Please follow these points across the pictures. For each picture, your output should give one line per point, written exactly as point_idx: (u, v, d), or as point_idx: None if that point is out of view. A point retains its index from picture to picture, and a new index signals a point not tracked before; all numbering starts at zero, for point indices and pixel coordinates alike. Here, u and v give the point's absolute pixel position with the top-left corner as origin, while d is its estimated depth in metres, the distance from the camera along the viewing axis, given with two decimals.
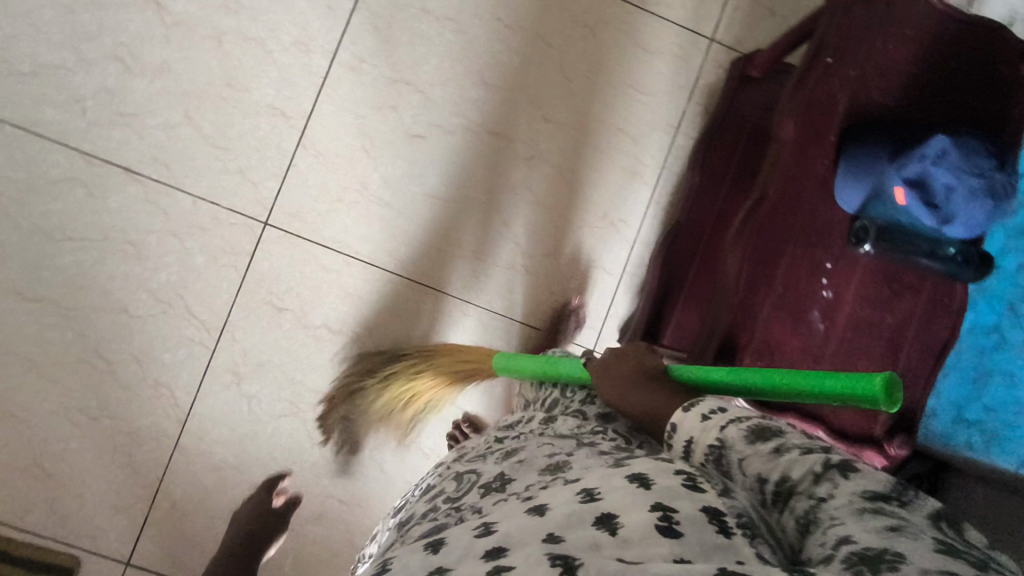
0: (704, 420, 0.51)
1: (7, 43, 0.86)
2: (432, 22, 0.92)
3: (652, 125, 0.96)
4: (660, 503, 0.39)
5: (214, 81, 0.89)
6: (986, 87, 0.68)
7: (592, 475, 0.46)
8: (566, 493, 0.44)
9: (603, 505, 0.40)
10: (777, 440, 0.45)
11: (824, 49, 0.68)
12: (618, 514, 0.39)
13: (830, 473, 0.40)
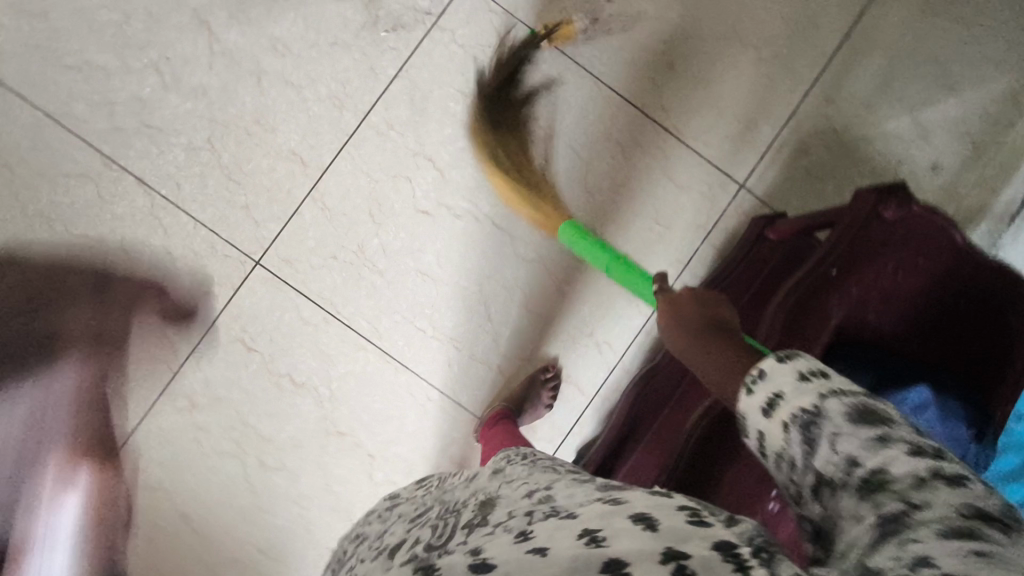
0: (801, 378, 0.41)
1: (59, 36, 0.88)
2: (469, 105, 0.93)
3: (662, 254, 0.95)
4: (673, 547, 0.35)
5: (245, 115, 0.90)
6: (988, 329, 0.70)
7: (584, 509, 0.41)
8: (562, 535, 0.39)
9: (609, 553, 0.36)
10: (884, 427, 0.36)
11: (833, 260, 0.70)
12: (627, 562, 0.35)
13: (937, 480, 0.32)
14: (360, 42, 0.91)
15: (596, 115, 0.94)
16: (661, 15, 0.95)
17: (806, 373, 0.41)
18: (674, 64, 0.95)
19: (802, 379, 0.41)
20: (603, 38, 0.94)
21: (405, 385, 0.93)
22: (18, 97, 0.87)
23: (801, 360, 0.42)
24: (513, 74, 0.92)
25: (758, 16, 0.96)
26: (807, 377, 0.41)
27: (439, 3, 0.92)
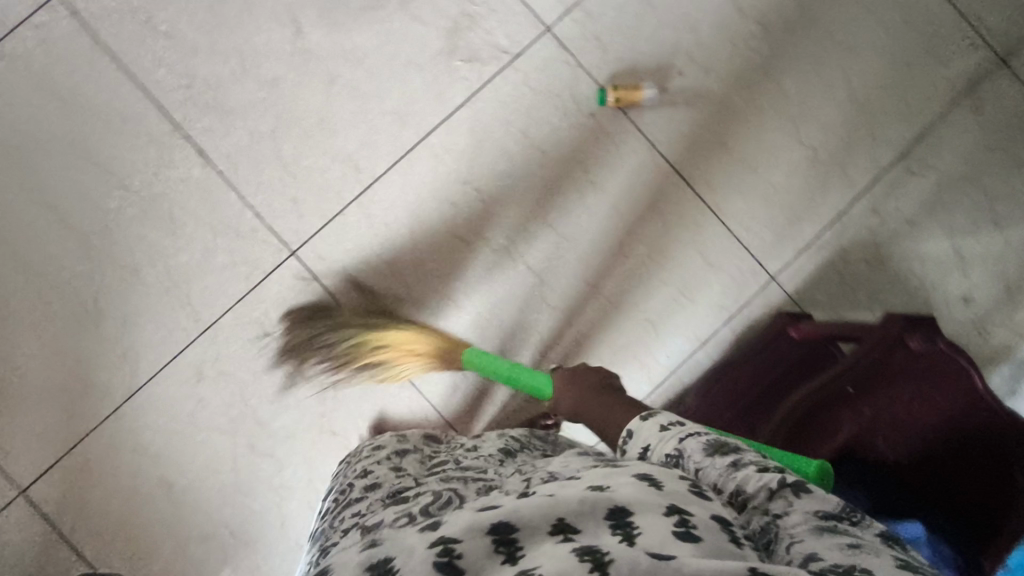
0: (663, 429, 0.55)
1: (157, 4, 0.92)
2: (526, 146, 0.95)
3: (681, 328, 0.96)
4: (673, 505, 0.41)
5: (311, 112, 0.93)
6: (993, 460, 0.72)
7: (589, 474, 0.48)
8: (571, 488, 0.44)
9: (615, 497, 0.42)
10: (733, 454, 0.49)
11: (850, 379, 0.79)
12: (632, 511, 0.41)
13: (784, 487, 0.45)
14: (435, 66, 0.95)
15: (645, 180, 0.96)
16: (729, 98, 0.96)
17: (667, 426, 0.55)
18: (731, 147, 0.96)
19: (666, 429, 0.55)
20: (667, 108, 0.96)
21: (401, 398, 0.95)
22: (107, 53, 0.92)
23: (659, 418, 0.57)
24: (573, 127, 0.96)
25: (824, 116, 0.97)
26: (667, 429, 0.55)
27: (518, 44, 0.95)
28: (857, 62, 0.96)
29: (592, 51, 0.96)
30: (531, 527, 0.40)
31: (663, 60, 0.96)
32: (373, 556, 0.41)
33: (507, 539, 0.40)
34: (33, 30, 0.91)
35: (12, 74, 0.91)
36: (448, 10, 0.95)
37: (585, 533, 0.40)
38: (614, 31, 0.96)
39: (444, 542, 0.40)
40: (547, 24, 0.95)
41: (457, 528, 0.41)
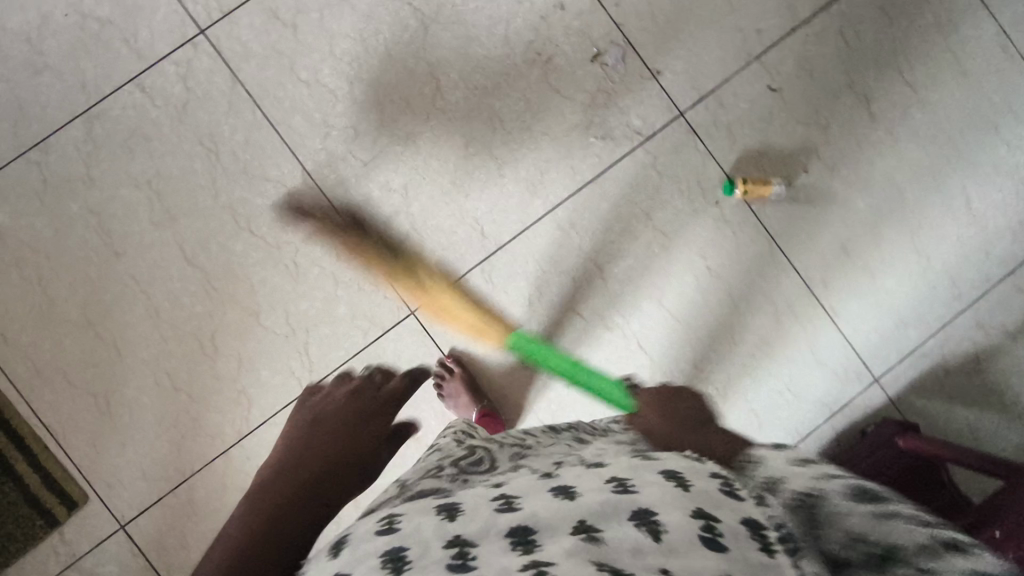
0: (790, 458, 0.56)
1: (301, 49, 0.92)
2: (648, 227, 0.96)
3: (783, 420, 0.98)
4: (699, 510, 0.44)
5: (444, 173, 0.94)
6: None
7: (616, 463, 0.51)
8: (593, 476, 0.48)
9: (640, 499, 0.44)
10: (835, 479, 0.52)
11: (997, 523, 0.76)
12: (655, 512, 0.44)
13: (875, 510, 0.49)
14: (568, 140, 0.96)
15: (761, 270, 0.98)
16: (850, 199, 0.98)
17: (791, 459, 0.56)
18: (847, 248, 0.98)
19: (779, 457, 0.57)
20: (791, 203, 0.98)
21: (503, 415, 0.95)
22: (246, 93, 0.91)
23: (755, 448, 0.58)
24: (697, 213, 0.97)
25: (938, 226, 0.99)
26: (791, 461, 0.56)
27: (651, 126, 0.97)
28: (975, 178, 1.00)
29: (722, 139, 0.97)
30: (547, 531, 0.42)
31: (792, 155, 0.97)
32: (388, 528, 0.44)
33: (523, 540, 0.41)
34: (177, 65, 0.91)
35: (151, 106, 0.90)
36: (586, 86, 0.96)
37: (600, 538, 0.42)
38: (745, 122, 0.97)
39: (455, 545, 0.41)
40: (681, 109, 0.97)
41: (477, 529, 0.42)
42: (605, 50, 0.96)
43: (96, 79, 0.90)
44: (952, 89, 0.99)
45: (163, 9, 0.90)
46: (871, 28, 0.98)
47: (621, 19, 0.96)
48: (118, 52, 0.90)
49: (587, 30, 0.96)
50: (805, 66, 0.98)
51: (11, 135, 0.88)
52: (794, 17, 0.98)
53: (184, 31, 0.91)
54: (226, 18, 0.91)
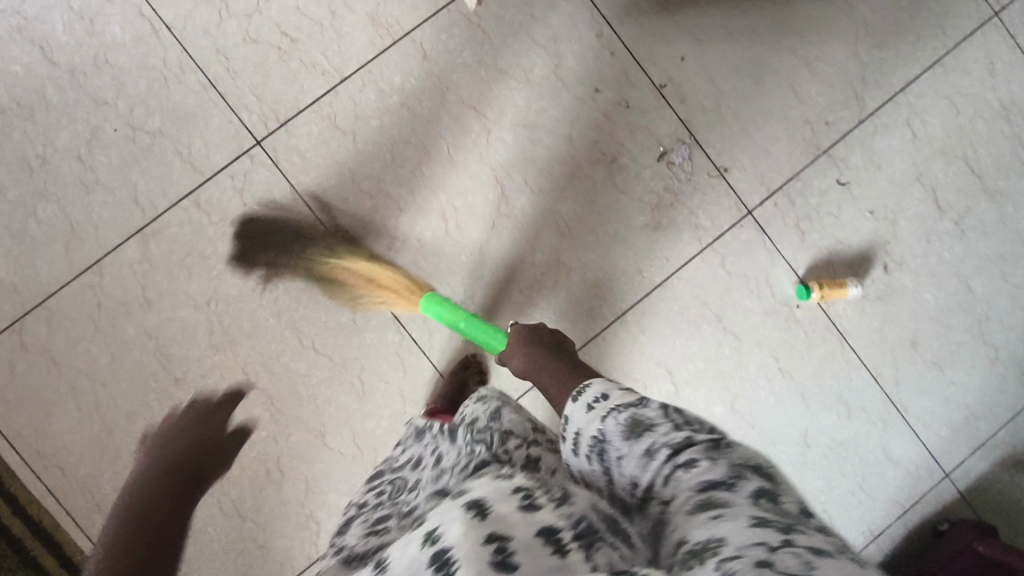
0: (608, 409, 0.53)
1: (361, 158, 0.89)
2: (718, 329, 0.94)
3: (854, 519, 0.97)
4: (494, 534, 0.36)
5: (510, 280, 0.91)
6: None
7: (435, 511, 0.43)
8: (413, 540, 0.40)
9: (441, 543, 0.37)
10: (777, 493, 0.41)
11: None
12: (449, 551, 0.36)
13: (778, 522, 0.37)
14: (635, 241, 0.93)
15: (832, 369, 0.96)
16: (921, 293, 0.97)
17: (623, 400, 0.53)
18: (917, 341, 0.97)
19: (620, 405, 0.52)
20: (862, 299, 0.96)
21: None
22: (306, 206, 0.88)
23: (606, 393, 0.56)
24: (767, 313, 0.95)
25: (1007, 317, 0.98)
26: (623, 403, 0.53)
27: (718, 225, 0.94)
28: None
29: (791, 236, 0.95)
30: None
31: (863, 251, 0.96)
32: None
33: None
34: (233, 177, 0.87)
35: (208, 222, 0.86)
36: (653, 185, 0.94)
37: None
38: (815, 218, 0.95)
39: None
40: (749, 207, 0.95)
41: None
42: (672, 148, 0.94)
43: (150, 195, 0.86)
44: (1017, 177, 0.98)
45: (216, 118, 0.87)
46: (936, 119, 0.97)
47: (686, 114, 0.94)
48: (172, 161, 0.86)
49: (652, 126, 0.94)
50: (872, 158, 0.96)
51: (64, 257, 0.85)
52: (862, 108, 0.96)
53: (239, 141, 0.87)
54: (282, 127, 0.88)
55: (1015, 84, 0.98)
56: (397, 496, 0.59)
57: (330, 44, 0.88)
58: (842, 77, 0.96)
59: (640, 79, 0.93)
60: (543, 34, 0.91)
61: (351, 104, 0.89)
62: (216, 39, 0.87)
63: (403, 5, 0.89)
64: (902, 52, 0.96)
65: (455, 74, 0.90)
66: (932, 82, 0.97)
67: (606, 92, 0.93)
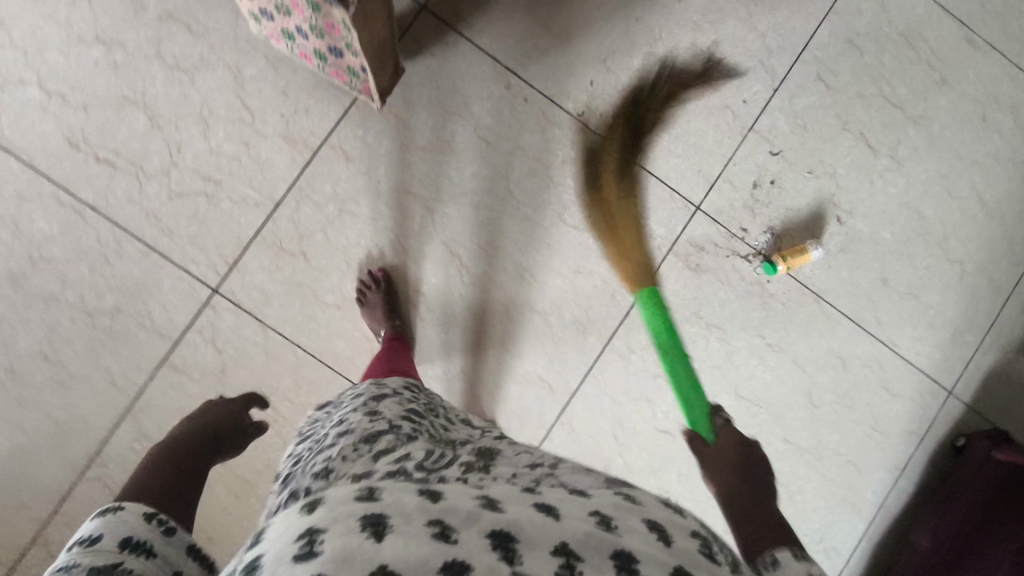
0: None
1: (317, 274, 0.90)
2: (700, 326, 0.97)
3: (878, 460, 0.99)
4: (681, 565, 0.39)
5: (492, 343, 0.93)
6: None
7: (600, 491, 0.45)
8: (579, 504, 0.42)
9: (621, 542, 0.39)
10: None
11: None
12: (636, 560, 0.38)
13: None
14: (600, 269, 0.95)
15: (817, 329, 0.98)
16: (878, 233, 0.99)
17: None
18: (888, 279, 0.99)
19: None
20: (826, 257, 0.98)
21: None
22: (279, 335, 0.89)
23: None
24: (742, 297, 0.97)
25: (963, 230, 1.01)
26: None
27: (673, 229, 0.96)
28: (981, 173, 1.02)
29: (742, 217, 0.97)
30: (531, 543, 0.37)
31: (813, 211, 0.98)
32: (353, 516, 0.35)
33: (505, 546, 0.36)
34: (201, 330, 0.88)
35: (190, 381, 0.87)
36: (600, 211, 0.95)
37: (584, 564, 0.37)
38: (759, 193, 0.98)
39: (438, 524, 0.36)
40: (696, 203, 0.97)
41: (449, 515, 0.37)
42: (608, 171, 0.96)
43: (127, 373, 0.87)
44: (936, 96, 1.01)
45: (168, 280, 0.88)
46: (846, 65, 0.99)
47: (610, 134, 0.96)
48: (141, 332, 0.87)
49: (582, 155, 0.95)
50: (797, 121, 0.99)
51: (62, 459, 0.85)
52: (773, 77, 0.98)
53: (196, 295, 0.88)
54: (234, 269, 0.89)
55: (910, 9, 1.00)
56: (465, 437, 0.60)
57: (253, 174, 0.89)
58: (746, 54, 0.97)
59: (559, 115, 0.95)
60: (453, 102, 0.93)
61: (293, 225, 0.90)
62: (143, 203, 0.88)
63: (312, 115, 0.90)
64: (795, 11, 0.98)
65: (382, 166, 0.91)
66: (831, 30, 0.99)
67: (529, 137, 0.94)
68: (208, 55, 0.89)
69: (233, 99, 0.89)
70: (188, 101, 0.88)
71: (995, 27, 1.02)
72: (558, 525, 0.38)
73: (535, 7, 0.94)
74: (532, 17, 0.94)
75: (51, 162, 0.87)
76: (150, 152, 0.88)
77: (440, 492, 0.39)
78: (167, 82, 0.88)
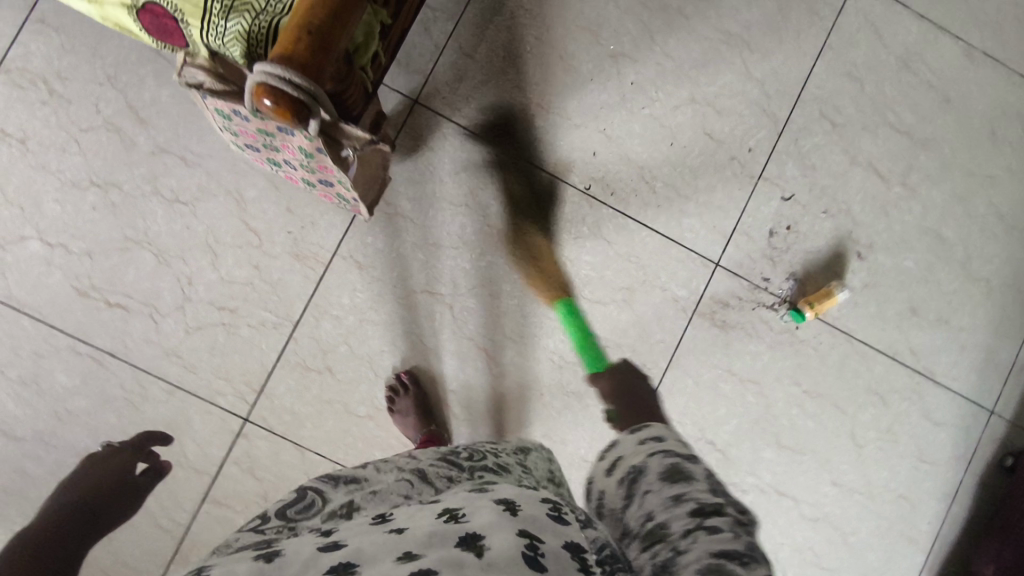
0: (637, 446, 0.57)
1: (346, 388, 0.89)
2: (736, 383, 0.95)
3: (930, 491, 0.98)
4: (524, 529, 0.41)
5: (530, 430, 0.92)
6: None
7: (454, 496, 0.47)
8: (427, 512, 0.44)
9: (467, 526, 0.41)
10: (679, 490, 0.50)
11: None
12: (482, 536, 0.40)
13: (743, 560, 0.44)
14: (627, 340, 0.93)
15: (853, 368, 0.97)
16: (900, 262, 0.98)
17: (642, 443, 0.58)
18: (916, 308, 0.98)
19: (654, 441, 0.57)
20: (851, 295, 0.97)
21: None
22: (316, 455, 0.88)
23: (643, 433, 0.60)
24: (774, 348, 0.96)
25: (984, 248, 1.00)
26: (643, 444, 0.58)
27: (695, 289, 0.95)
28: (995, 188, 1.00)
29: (764, 267, 0.96)
30: (370, 561, 0.37)
31: (833, 251, 0.97)
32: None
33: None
34: (237, 462, 0.87)
35: (234, 514, 0.86)
36: (621, 281, 0.94)
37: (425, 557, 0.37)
38: (778, 241, 0.96)
39: None
40: (715, 260, 0.95)
41: (290, 566, 0.37)
42: (623, 240, 0.94)
43: (168, 516, 0.85)
44: (939, 118, 1.00)
45: (197, 416, 0.86)
46: (845, 100, 0.98)
47: (622, 203, 0.94)
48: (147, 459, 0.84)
49: (596, 228, 0.94)
50: (804, 162, 0.97)
51: None
52: (775, 122, 0.97)
53: (227, 426, 0.87)
54: (262, 395, 0.87)
55: (902, 33, 0.99)
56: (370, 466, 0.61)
57: (268, 295, 0.88)
58: (745, 103, 0.96)
59: (566, 192, 0.93)
60: (457, 192, 0.92)
61: (315, 342, 0.88)
62: (161, 342, 0.86)
63: (319, 228, 0.89)
64: (788, 52, 0.97)
65: (395, 267, 0.90)
66: (826, 67, 0.98)
67: (540, 218, 0.93)
68: (208, 183, 0.87)
69: (238, 223, 0.87)
70: (192, 233, 0.87)
71: (991, 40, 1.01)
72: (398, 539, 0.40)
73: (527, 85, 0.93)
74: (527, 95, 0.93)
75: (63, 314, 0.85)
76: (161, 289, 0.86)
77: (278, 552, 0.39)
78: (169, 216, 0.87)
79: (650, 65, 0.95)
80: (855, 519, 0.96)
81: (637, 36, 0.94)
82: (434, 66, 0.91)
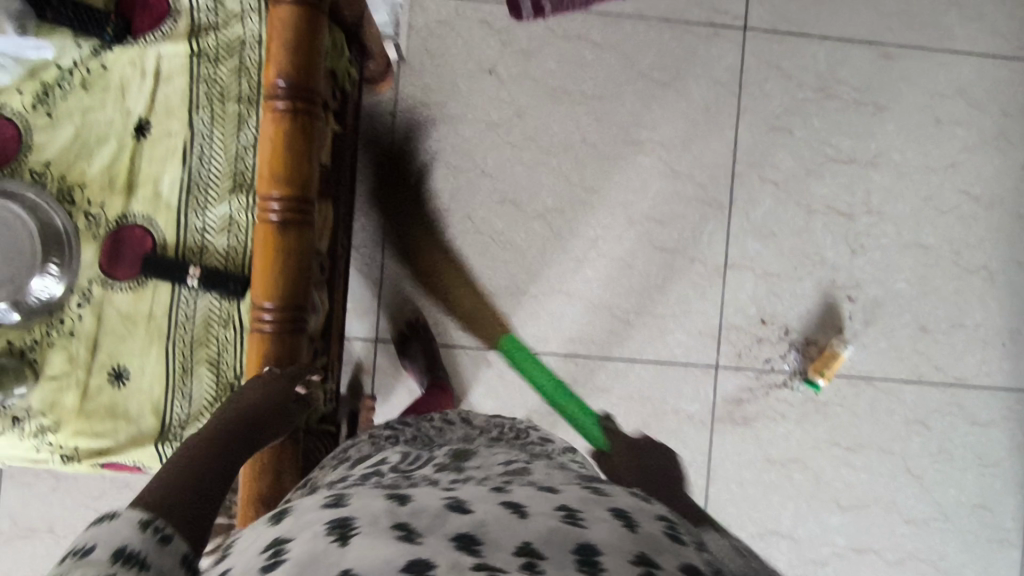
0: None
1: None
2: (777, 468, 0.95)
3: (1002, 490, 0.97)
4: (648, 558, 0.33)
5: None
6: None
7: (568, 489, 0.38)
8: (546, 497, 0.36)
9: (588, 535, 0.33)
10: None
11: None
12: (605, 551, 0.32)
13: None
14: None
15: (885, 407, 0.96)
16: (894, 287, 0.96)
17: None
18: (925, 325, 0.96)
19: None
20: (858, 339, 0.95)
21: None
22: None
23: None
24: (801, 420, 0.95)
25: (972, 236, 0.96)
26: None
27: (705, 399, 0.95)
28: (961, 174, 0.96)
29: (761, 350, 0.95)
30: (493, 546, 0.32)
31: (824, 306, 0.95)
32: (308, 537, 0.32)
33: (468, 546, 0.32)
34: None
35: None
36: (633, 420, 0.94)
37: (551, 560, 0.31)
38: (766, 323, 0.95)
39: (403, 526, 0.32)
40: (713, 362, 0.95)
41: (417, 518, 0.33)
42: (619, 384, 0.94)
43: None
44: (879, 129, 0.96)
45: None
46: (780, 153, 0.95)
47: (605, 348, 0.94)
48: None
49: (589, 381, 0.94)
50: (762, 233, 0.95)
51: None
52: (719, 205, 0.95)
53: None
54: None
55: (811, 61, 0.95)
56: (457, 431, 0.53)
57: None
58: (683, 200, 0.94)
59: (548, 361, 0.94)
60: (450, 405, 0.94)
61: None
62: None
63: None
64: (707, 134, 0.94)
65: None
66: (750, 130, 0.95)
67: (534, 395, 0.94)
68: None
69: None
70: None
71: (901, 29, 0.96)
72: (522, 525, 0.33)
73: (471, 278, 0.93)
74: (477, 289, 0.93)
75: None
76: None
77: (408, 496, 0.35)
78: None
79: (579, 207, 0.94)
80: (937, 547, 0.96)
81: (556, 186, 0.94)
82: (380, 299, 0.93)
